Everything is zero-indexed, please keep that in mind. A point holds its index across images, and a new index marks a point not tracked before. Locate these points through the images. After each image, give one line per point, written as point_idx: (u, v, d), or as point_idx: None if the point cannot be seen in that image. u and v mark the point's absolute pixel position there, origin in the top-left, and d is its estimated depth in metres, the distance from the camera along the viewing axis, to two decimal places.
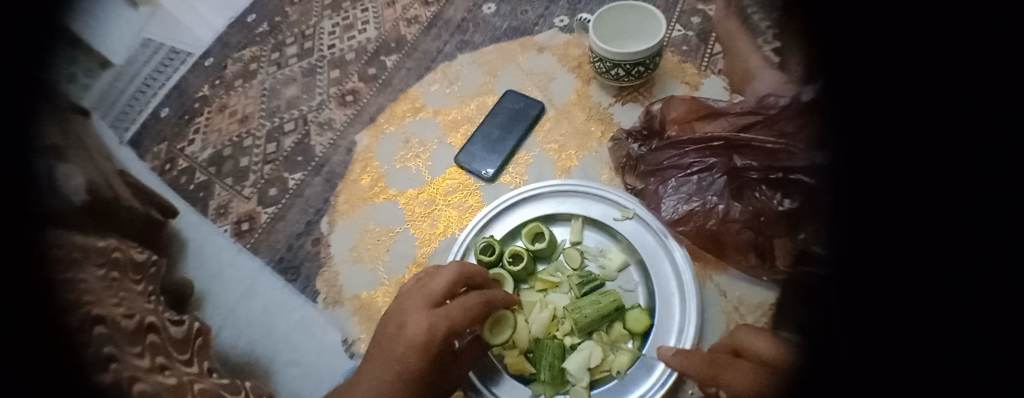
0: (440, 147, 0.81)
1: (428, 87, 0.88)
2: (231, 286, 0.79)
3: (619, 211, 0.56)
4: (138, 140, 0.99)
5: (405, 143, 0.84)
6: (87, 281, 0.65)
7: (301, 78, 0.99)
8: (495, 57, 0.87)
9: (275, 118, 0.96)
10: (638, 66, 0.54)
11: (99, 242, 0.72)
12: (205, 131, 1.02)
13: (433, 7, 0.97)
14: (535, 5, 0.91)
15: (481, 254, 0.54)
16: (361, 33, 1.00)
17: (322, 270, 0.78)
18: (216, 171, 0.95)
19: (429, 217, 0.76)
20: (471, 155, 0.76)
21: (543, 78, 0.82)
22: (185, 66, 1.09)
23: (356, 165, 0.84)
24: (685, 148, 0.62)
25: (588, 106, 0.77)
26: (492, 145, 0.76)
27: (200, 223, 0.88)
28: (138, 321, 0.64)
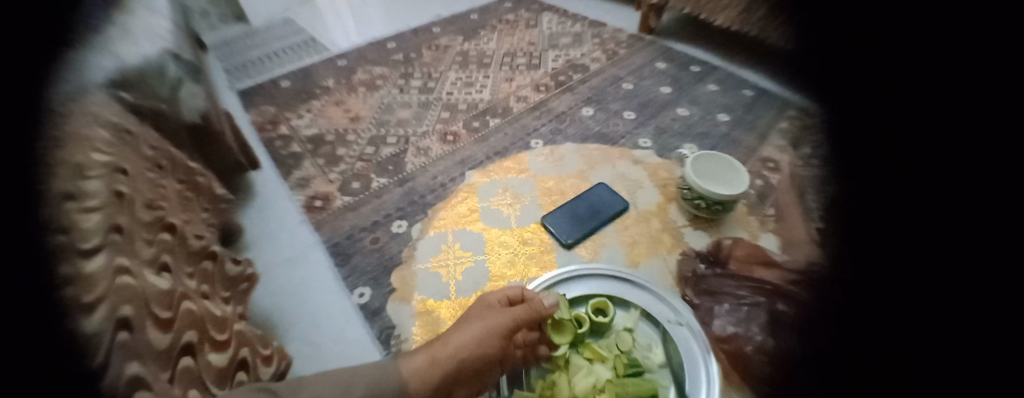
0: (530, 205, 0.88)
1: (536, 157, 0.99)
2: (282, 250, 0.87)
3: (674, 315, 0.53)
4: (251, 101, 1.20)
5: (503, 191, 0.91)
6: (168, 186, 0.65)
7: (416, 107, 1.17)
8: (597, 153, 0.98)
9: (381, 129, 1.11)
10: (718, 204, 0.64)
11: (191, 164, 0.75)
12: (316, 113, 1.18)
13: (542, 96, 1.17)
14: (626, 123, 1.07)
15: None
16: (476, 93, 1.19)
17: (398, 267, 0.81)
18: (312, 148, 1.08)
19: (507, 257, 0.80)
20: (556, 220, 0.83)
21: (633, 182, 0.90)
22: (315, 62, 1.33)
23: (457, 194, 0.92)
24: (744, 282, 0.68)
25: (666, 218, 0.83)
26: (577, 219, 0.83)
27: (274, 182, 0.99)
28: (203, 245, 0.66)
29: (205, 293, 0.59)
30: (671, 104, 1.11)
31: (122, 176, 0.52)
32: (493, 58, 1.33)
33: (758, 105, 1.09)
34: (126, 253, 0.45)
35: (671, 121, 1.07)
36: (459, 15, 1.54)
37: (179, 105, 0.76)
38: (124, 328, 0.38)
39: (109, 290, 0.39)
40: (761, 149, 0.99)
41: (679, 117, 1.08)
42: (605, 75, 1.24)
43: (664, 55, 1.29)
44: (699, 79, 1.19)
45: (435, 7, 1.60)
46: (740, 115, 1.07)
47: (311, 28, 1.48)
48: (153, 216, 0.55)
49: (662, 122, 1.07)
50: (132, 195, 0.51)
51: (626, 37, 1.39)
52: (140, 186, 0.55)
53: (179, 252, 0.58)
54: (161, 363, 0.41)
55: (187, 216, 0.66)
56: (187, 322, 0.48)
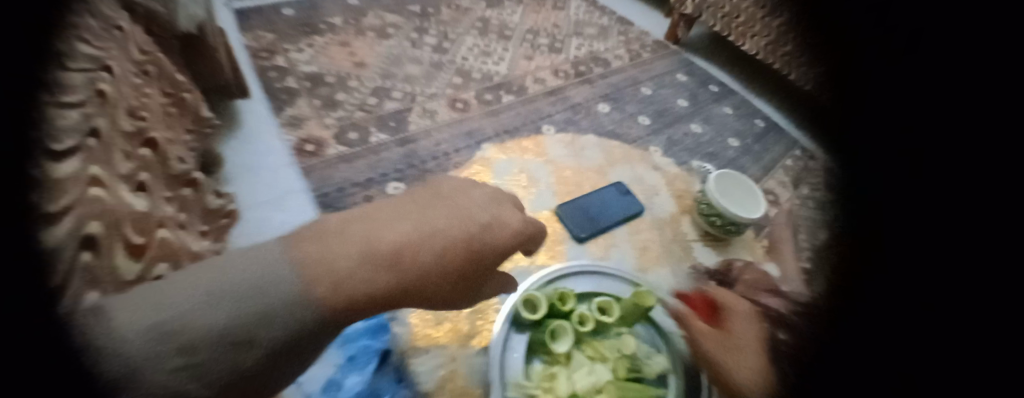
0: (545, 191, 0.84)
1: (554, 141, 0.96)
2: (264, 189, 0.79)
3: None
4: (246, 22, 1.10)
5: (519, 172, 0.88)
6: (151, 95, 0.57)
7: (428, 65, 1.10)
8: (618, 151, 0.96)
9: (387, 81, 1.04)
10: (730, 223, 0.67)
11: (177, 77, 0.67)
12: (319, 49, 1.08)
13: (560, 81, 1.15)
14: (639, 126, 1.06)
15: (523, 308, 0.47)
16: (493, 64, 1.15)
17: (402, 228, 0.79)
18: (310, 87, 1.00)
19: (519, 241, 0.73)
20: (572, 212, 0.77)
21: (649, 188, 0.88)
22: None
23: (471, 167, 0.89)
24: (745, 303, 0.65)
25: (676, 228, 0.82)
26: (594, 214, 0.79)
27: (262, 115, 0.91)
28: (184, 172, 0.59)
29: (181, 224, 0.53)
30: (684, 118, 1.11)
31: (107, 74, 0.48)
32: (515, 32, 1.28)
33: (769, 135, 1.11)
34: (99, 161, 0.41)
35: (681, 134, 1.07)
36: None
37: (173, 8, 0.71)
38: (87, 249, 0.35)
39: (77, 201, 0.35)
40: (762, 178, 1.01)
41: (691, 132, 1.08)
42: (624, 75, 1.22)
43: (684, 68, 1.28)
44: (714, 99, 1.19)
45: None
46: (749, 144, 1.08)
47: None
48: (128, 126, 0.49)
49: (673, 134, 1.06)
50: (111, 100, 0.46)
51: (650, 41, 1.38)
52: (122, 91, 0.49)
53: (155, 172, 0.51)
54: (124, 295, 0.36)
55: (169, 133, 0.59)
56: (160, 252, 0.43)
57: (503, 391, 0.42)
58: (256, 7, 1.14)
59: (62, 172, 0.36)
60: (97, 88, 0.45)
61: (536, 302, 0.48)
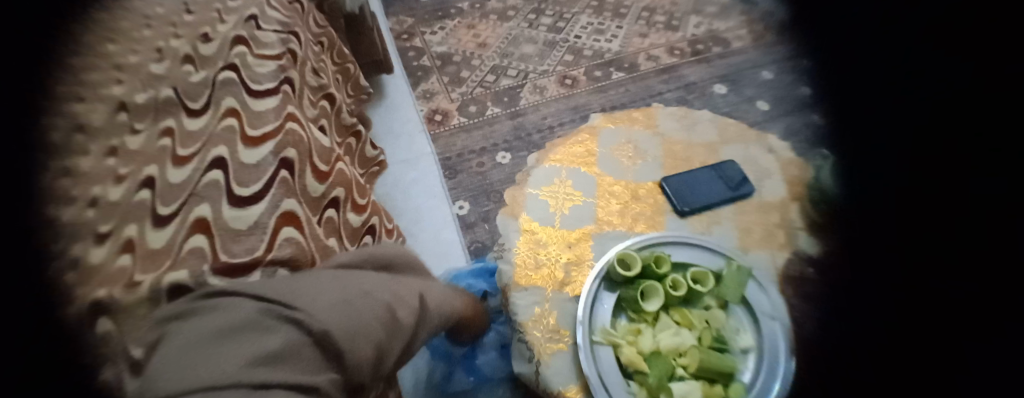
0: (654, 162, 0.63)
1: None
2: (401, 150, 0.96)
3: (772, 311, 0.47)
4: (393, 9, 1.29)
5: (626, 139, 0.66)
6: (325, 63, 0.73)
7: (542, 44, 1.16)
8: None
9: (503, 59, 1.13)
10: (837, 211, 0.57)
11: (343, 50, 0.84)
12: (448, 32, 1.22)
13: (677, 59, 1.10)
14: (755, 112, 0.99)
15: (614, 264, 0.49)
16: (606, 42, 1.15)
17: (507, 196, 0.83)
18: (439, 65, 1.14)
19: None
20: (692, 179, 0.60)
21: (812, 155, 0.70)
22: None
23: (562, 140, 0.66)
24: None
25: None
26: (725, 181, 0.60)
27: (402, 88, 1.08)
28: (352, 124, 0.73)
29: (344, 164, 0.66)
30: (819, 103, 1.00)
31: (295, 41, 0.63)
32: (630, 9, 1.26)
33: None
34: (293, 105, 0.54)
35: (813, 122, 0.96)
36: None
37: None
38: (285, 168, 0.47)
39: (278, 130, 0.49)
40: None
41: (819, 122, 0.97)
42: (751, 54, 1.12)
43: None
44: None
45: None
46: None
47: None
48: (313, 86, 0.63)
49: (805, 118, 0.97)
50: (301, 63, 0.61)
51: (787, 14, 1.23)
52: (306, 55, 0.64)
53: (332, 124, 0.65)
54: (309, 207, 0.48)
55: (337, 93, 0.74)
56: (338, 181, 0.57)
57: (589, 333, 0.46)
58: None
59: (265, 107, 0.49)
60: (287, 48, 0.60)
61: (627, 261, 0.49)
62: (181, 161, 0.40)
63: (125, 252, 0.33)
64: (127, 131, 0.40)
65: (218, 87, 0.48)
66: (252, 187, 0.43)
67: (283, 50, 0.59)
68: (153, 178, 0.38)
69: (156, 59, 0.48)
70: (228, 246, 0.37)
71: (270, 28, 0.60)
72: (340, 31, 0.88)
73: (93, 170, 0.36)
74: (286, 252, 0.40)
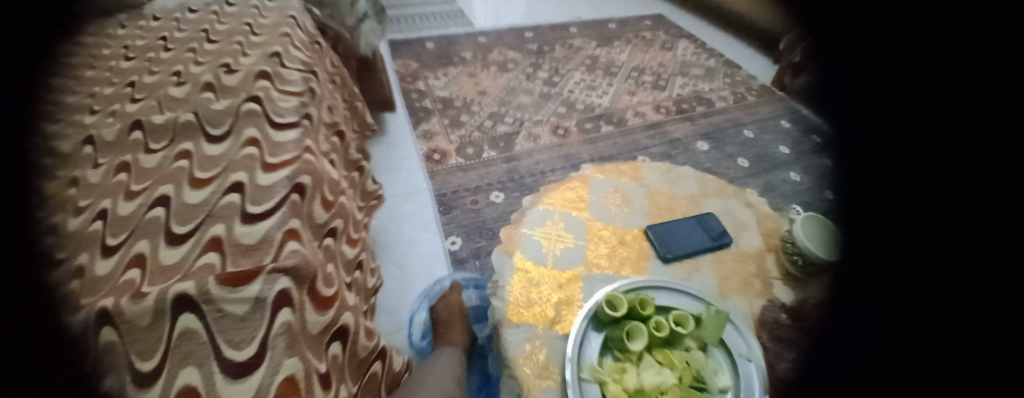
0: (643, 210, 0.68)
1: None
2: (396, 184, 1.01)
3: (747, 351, 0.51)
4: (402, 54, 1.38)
5: (617, 186, 0.73)
6: (338, 101, 0.78)
7: (538, 96, 1.25)
8: None
9: (501, 107, 1.21)
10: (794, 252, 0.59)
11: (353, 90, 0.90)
12: (451, 78, 1.31)
13: (660, 117, 1.20)
14: (737, 168, 1.06)
15: (602, 305, 0.52)
16: (597, 97, 1.25)
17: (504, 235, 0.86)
18: (441, 107, 1.21)
19: None
20: (673, 227, 0.64)
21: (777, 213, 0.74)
22: (460, 34, 1.49)
23: (563, 183, 0.73)
24: None
25: None
26: (702, 234, 0.64)
27: (403, 126, 1.15)
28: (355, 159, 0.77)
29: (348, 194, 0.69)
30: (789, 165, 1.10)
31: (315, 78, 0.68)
32: (620, 70, 1.38)
33: None
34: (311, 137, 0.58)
35: (783, 181, 1.06)
36: (597, 22, 1.61)
37: (359, 35, 0.95)
38: (296, 192, 0.48)
39: (294, 159, 0.51)
40: None
41: (790, 180, 1.05)
42: (728, 117, 1.25)
43: (793, 115, 1.28)
44: (822, 149, 1.17)
45: (576, 10, 1.70)
46: None
47: (462, 2, 1.67)
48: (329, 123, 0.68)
49: (777, 178, 1.06)
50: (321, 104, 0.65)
51: (757, 86, 1.40)
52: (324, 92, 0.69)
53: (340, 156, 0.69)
54: (315, 234, 0.50)
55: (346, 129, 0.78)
56: (340, 212, 0.59)
57: (579, 371, 0.48)
58: (410, 43, 1.43)
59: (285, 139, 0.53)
60: (308, 86, 0.64)
61: (614, 302, 0.53)
62: (200, 184, 0.45)
63: (135, 266, 0.37)
64: (142, 151, 0.48)
65: (240, 117, 0.52)
66: (264, 206, 0.45)
67: (305, 87, 0.63)
68: (168, 198, 0.43)
69: (175, 82, 0.55)
70: (237, 260, 0.39)
71: (294, 66, 0.64)
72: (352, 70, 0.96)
73: (100, 184, 0.45)
74: (290, 261, 0.41)
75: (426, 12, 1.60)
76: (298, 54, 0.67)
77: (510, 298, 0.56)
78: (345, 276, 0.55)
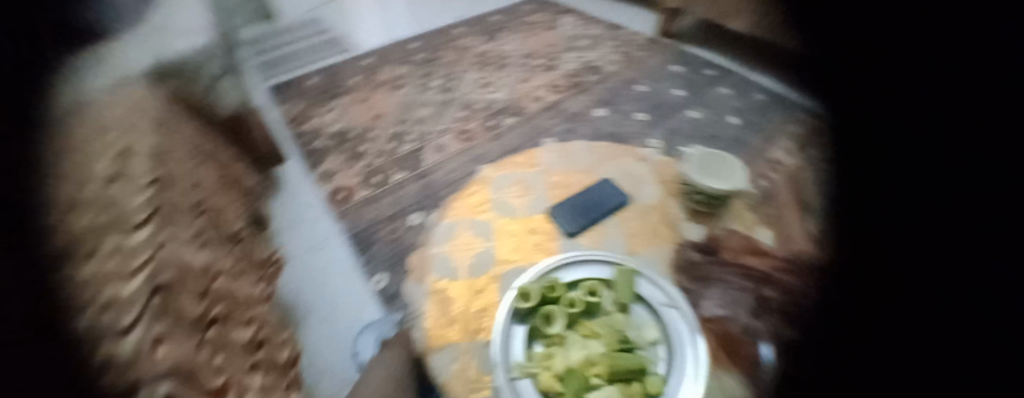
0: (544, 192, 0.69)
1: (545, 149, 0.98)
2: (302, 235, 0.93)
3: (664, 298, 0.54)
4: (285, 96, 1.28)
5: (518, 175, 0.72)
6: (205, 180, 0.70)
7: (435, 105, 1.23)
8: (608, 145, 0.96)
9: (401, 126, 1.18)
10: (695, 193, 0.66)
11: (222, 158, 0.80)
12: (341, 110, 1.25)
13: (557, 96, 1.23)
14: (636, 124, 1.12)
15: (516, 300, 0.52)
16: (493, 92, 1.26)
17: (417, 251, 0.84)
18: (338, 143, 1.15)
19: None
20: (575, 203, 0.66)
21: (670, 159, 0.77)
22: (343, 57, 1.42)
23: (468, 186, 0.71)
24: (736, 270, 0.62)
25: None
26: (601, 201, 0.66)
27: (297, 174, 1.07)
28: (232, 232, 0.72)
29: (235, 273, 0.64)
30: (679, 108, 1.19)
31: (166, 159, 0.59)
32: (511, 59, 1.40)
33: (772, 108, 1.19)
34: (171, 228, 0.52)
35: (680, 122, 1.14)
36: (480, 16, 1.61)
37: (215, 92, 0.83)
38: (156, 295, 0.44)
39: (149, 258, 0.46)
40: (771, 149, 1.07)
41: (690, 119, 1.16)
42: (619, 77, 1.31)
43: (679, 59, 1.38)
44: (710, 82, 1.29)
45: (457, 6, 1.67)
46: (751, 119, 1.17)
47: (337, 25, 1.50)
48: (190, 202, 0.61)
49: (672, 123, 1.14)
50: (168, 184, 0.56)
51: (642, 40, 1.48)
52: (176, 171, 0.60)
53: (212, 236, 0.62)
54: (186, 331, 0.46)
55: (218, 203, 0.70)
56: (216, 299, 0.55)
57: (508, 371, 0.48)
58: (290, 84, 1.32)
59: (135, 240, 0.45)
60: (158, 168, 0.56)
61: (527, 292, 0.53)
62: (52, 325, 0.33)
63: None
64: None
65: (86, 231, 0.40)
66: (127, 319, 0.38)
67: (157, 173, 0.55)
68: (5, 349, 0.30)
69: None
70: None
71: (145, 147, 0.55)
72: (221, 134, 0.85)
73: None
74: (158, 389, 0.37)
75: (291, 45, 1.42)
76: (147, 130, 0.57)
77: (430, 323, 0.54)
78: (239, 364, 0.52)
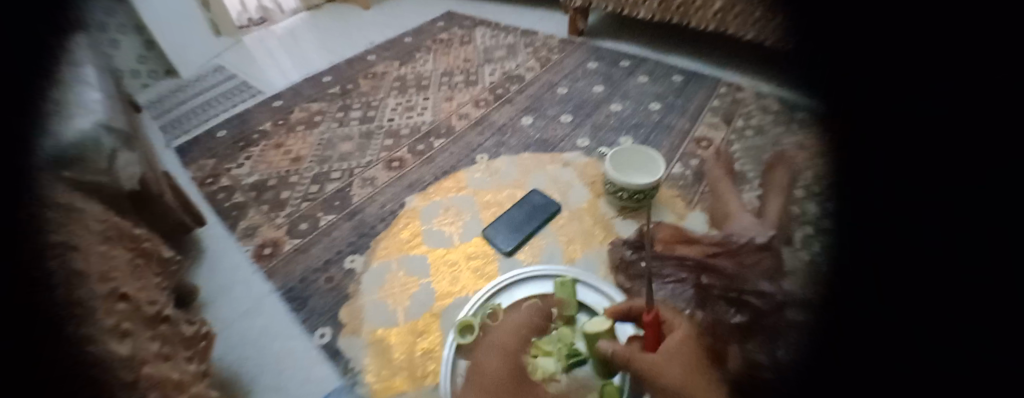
0: (472, 219, 0.89)
1: (472, 174, 1.00)
2: (236, 302, 0.80)
3: (607, 302, 0.60)
4: (187, 151, 1.13)
5: (445, 211, 0.92)
6: (119, 257, 0.53)
7: (358, 138, 1.17)
8: (530, 162, 1.00)
9: (324, 165, 1.10)
10: (620, 190, 0.68)
11: (134, 229, 0.61)
12: (256, 160, 1.14)
13: (482, 111, 1.22)
14: (564, 126, 1.14)
15: (459, 336, 0.55)
16: (417, 116, 1.23)
17: (348, 300, 0.79)
18: (256, 196, 1.04)
19: (451, 274, 0.80)
20: (496, 230, 0.83)
21: (565, 184, 0.92)
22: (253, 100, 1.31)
23: (401, 221, 0.92)
24: (668, 262, 0.67)
25: (597, 213, 0.84)
26: (515, 226, 0.83)
27: (222, 236, 0.93)
28: (157, 309, 0.55)
29: (165, 356, 0.51)
30: (603, 103, 1.23)
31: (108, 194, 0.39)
32: (431, 79, 1.38)
33: (688, 89, 1.26)
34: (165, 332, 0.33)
35: (605, 117, 1.18)
36: (392, 41, 1.58)
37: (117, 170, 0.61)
38: None
39: None
40: (693, 129, 1.12)
41: (613, 112, 1.20)
42: (541, 82, 1.33)
43: (593, 56, 1.44)
44: (628, 73, 1.35)
45: (368, 34, 1.65)
46: (670, 102, 1.22)
47: (243, 72, 1.42)
48: (106, 289, 0.45)
49: (597, 119, 1.18)
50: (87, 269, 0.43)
51: (556, 42, 1.53)
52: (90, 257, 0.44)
53: (139, 316, 0.50)
54: None
55: (140, 283, 0.55)
56: None
57: None
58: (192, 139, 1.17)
59: None
60: None
61: (470, 325, 0.57)
62: None
63: None
64: None
65: None
66: None
67: None
68: None
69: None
70: None
71: None
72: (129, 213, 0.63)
73: None
74: None
75: (204, 96, 1.30)
76: (62, 186, 0.46)
77: (374, 372, 0.69)
78: None
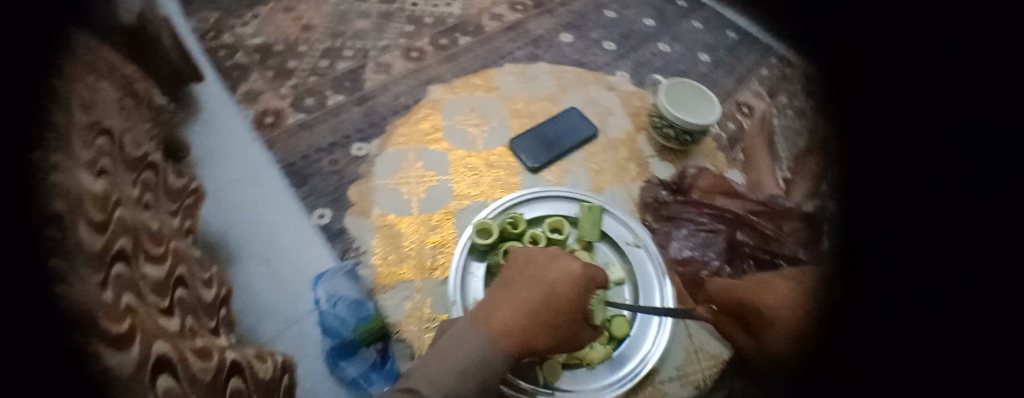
0: (498, 126, 0.85)
1: (504, 75, 0.94)
2: (233, 169, 0.75)
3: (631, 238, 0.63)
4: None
5: (469, 110, 0.87)
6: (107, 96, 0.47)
7: (377, 17, 1.05)
8: (570, 79, 0.94)
9: (337, 40, 1.00)
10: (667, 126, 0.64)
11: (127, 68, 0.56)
12: (264, 20, 1.01)
13: (520, 15, 1.08)
14: (604, 53, 1.04)
15: (476, 237, 0.54)
16: (446, 5, 1.08)
17: (359, 182, 0.76)
18: (260, 60, 0.95)
19: (470, 179, 0.78)
20: (525, 144, 0.80)
21: (603, 110, 0.88)
22: None
23: (419, 111, 0.87)
24: (703, 210, 0.67)
25: (633, 147, 0.82)
26: (546, 143, 0.80)
27: (220, 98, 0.84)
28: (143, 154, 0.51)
29: (147, 204, 0.48)
30: (652, 38, 1.10)
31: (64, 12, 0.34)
32: None
33: (748, 38, 1.11)
34: None
35: (650, 55, 1.07)
36: None
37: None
38: None
39: None
40: (736, 90, 1.03)
41: (660, 52, 1.08)
42: None
43: None
44: None
45: None
46: (720, 56, 1.09)
47: None
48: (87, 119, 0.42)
49: (642, 55, 1.06)
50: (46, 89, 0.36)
51: None
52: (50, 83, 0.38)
53: (119, 158, 0.45)
54: None
55: (127, 124, 0.50)
56: None
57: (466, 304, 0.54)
58: None
59: None
60: None
61: (487, 229, 0.55)
62: None
63: None
64: None
65: None
66: None
67: None
68: None
69: None
70: None
71: None
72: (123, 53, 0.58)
73: None
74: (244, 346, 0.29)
75: None
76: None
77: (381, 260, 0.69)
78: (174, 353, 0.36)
